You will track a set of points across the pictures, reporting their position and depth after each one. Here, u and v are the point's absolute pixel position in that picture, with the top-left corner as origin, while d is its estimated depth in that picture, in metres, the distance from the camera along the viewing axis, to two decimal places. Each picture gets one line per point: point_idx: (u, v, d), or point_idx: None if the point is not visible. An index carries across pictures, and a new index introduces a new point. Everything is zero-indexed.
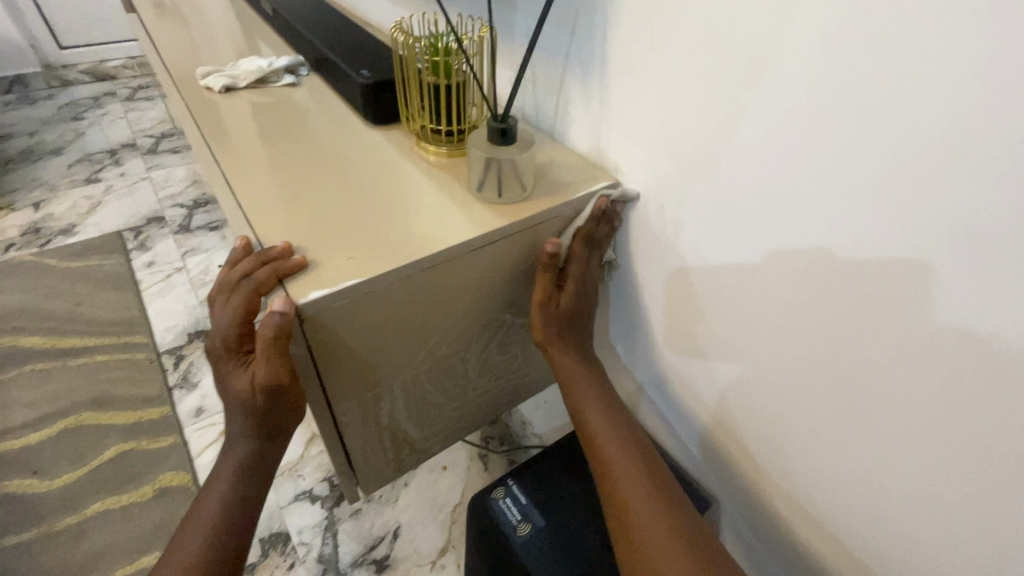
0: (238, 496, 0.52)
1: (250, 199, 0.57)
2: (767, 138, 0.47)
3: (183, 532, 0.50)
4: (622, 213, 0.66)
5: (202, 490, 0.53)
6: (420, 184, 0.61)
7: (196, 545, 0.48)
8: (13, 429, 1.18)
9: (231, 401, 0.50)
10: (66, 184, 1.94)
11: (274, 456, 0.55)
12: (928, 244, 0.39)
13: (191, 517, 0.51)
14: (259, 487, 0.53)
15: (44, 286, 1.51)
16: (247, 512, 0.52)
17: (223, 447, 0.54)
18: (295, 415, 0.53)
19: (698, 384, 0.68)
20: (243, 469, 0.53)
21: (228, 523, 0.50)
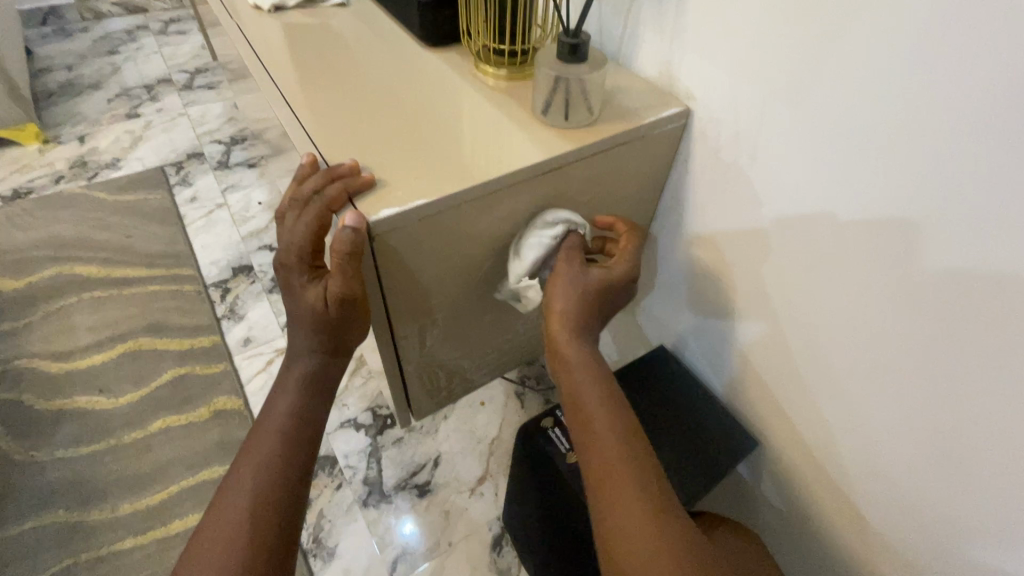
0: (307, 405, 0.54)
1: (313, 120, 0.57)
2: (806, 95, 0.49)
3: (254, 436, 0.52)
4: (685, 144, 0.64)
5: (268, 398, 0.54)
6: (480, 109, 0.59)
7: (270, 447, 0.50)
8: (76, 350, 1.24)
9: (299, 316, 0.51)
10: (108, 119, 1.96)
11: (336, 372, 0.57)
12: (927, 207, 0.43)
13: (260, 423, 0.53)
14: (323, 398, 0.56)
15: (95, 218, 1.56)
16: (314, 421, 0.54)
17: (287, 360, 0.56)
18: (358, 333, 0.54)
19: (753, 325, 0.67)
20: (309, 381, 0.54)
21: (298, 431, 0.52)
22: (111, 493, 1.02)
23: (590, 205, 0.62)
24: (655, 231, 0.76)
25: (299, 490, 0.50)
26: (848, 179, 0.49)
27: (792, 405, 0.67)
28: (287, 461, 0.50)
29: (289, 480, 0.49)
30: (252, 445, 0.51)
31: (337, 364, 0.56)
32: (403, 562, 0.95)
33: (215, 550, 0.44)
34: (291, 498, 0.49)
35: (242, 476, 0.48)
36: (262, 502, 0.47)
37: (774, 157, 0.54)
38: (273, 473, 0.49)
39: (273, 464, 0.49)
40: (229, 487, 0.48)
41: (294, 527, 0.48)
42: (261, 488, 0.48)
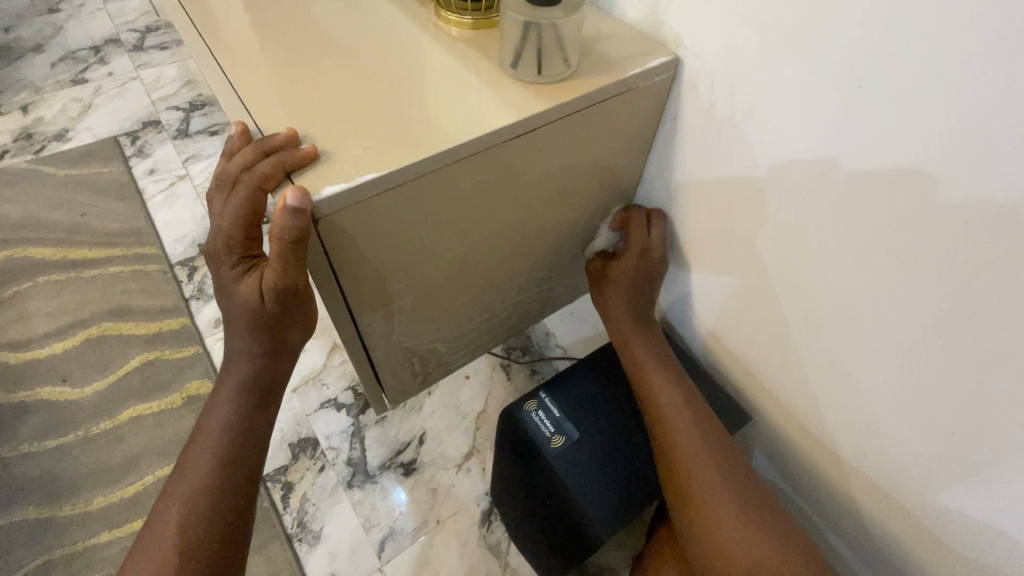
0: (242, 419, 0.48)
1: (247, 80, 0.49)
2: (812, 31, 0.42)
3: (188, 453, 0.48)
4: (674, 98, 0.57)
5: (205, 409, 0.49)
6: (441, 63, 0.52)
7: (201, 469, 0.46)
8: (35, 339, 1.18)
9: (234, 312, 0.45)
10: (53, 85, 1.81)
11: (281, 373, 0.51)
12: (954, 155, 0.38)
13: (194, 440, 0.48)
14: (263, 407, 0.50)
15: (46, 195, 1.45)
16: (253, 436, 0.49)
17: (222, 365, 0.50)
18: (303, 326, 0.48)
19: (746, 294, 0.63)
20: (243, 391, 0.48)
21: (231, 449, 0.47)
22: (83, 487, 0.98)
23: (568, 170, 0.56)
24: (642, 193, 0.70)
25: (230, 518, 0.46)
26: (857, 134, 0.43)
27: (787, 377, 0.63)
28: (220, 484, 0.46)
29: (222, 506, 0.46)
30: (184, 467, 0.47)
31: (278, 369, 0.50)
32: (391, 542, 0.93)
33: None
34: (224, 525, 0.45)
35: (169, 506, 0.45)
36: (191, 532, 0.44)
37: (774, 110, 0.48)
38: (199, 504, 0.45)
39: (204, 489, 0.46)
40: (161, 514, 0.45)
41: (231, 554, 0.45)
42: (189, 518, 0.44)
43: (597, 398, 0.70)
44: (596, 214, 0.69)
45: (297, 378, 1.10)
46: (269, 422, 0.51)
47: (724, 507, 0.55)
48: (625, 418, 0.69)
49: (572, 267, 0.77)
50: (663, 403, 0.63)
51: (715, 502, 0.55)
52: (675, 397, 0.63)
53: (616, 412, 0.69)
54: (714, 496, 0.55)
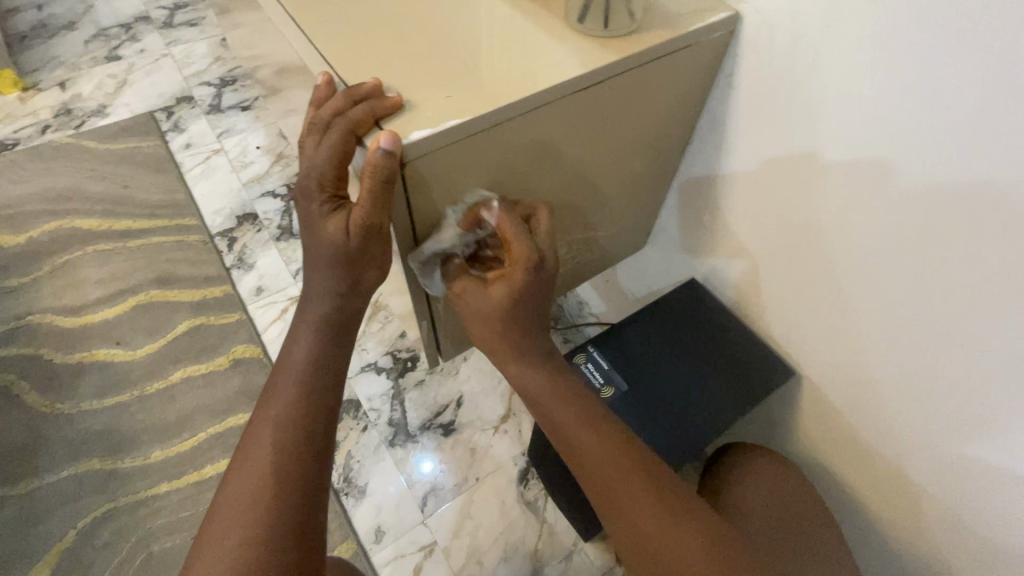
0: (322, 354, 0.50)
1: (321, 34, 0.51)
2: None
3: (271, 386, 0.49)
4: (730, 54, 0.58)
5: (284, 345, 0.51)
6: (504, 19, 0.53)
7: (290, 397, 0.48)
8: (87, 304, 1.23)
9: (317, 250, 0.46)
10: (87, 62, 1.84)
11: (356, 314, 0.52)
12: (1018, 100, 0.39)
13: (276, 372, 0.50)
14: (340, 344, 0.51)
15: (89, 168, 1.50)
16: (333, 370, 0.51)
17: (299, 302, 0.51)
18: (379, 270, 0.50)
19: (791, 251, 0.64)
20: (323, 327, 0.50)
21: (314, 381, 0.49)
22: (141, 441, 1.04)
23: (623, 127, 0.58)
24: (688, 155, 0.72)
25: (320, 445, 0.47)
26: (922, 84, 0.44)
27: (829, 334, 0.65)
28: (310, 409, 0.48)
29: (313, 430, 0.47)
30: (270, 398, 0.48)
31: (354, 307, 0.51)
32: (433, 497, 0.97)
33: (236, 508, 0.43)
34: (315, 450, 0.47)
35: (260, 433, 0.46)
36: (288, 454, 0.45)
37: (836, 62, 0.49)
38: (292, 429, 0.46)
39: (296, 415, 0.47)
40: (252, 441, 0.46)
41: (323, 478, 0.46)
42: (283, 441, 0.46)
43: (642, 353, 0.73)
44: (642, 176, 0.70)
45: None
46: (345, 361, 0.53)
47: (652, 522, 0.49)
48: (669, 374, 0.71)
49: (615, 230, 0.79)
50: (557, 418, 0.55)
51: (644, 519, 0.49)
52: (568, 413, 0.55)
53: (662, 365, 0.72)
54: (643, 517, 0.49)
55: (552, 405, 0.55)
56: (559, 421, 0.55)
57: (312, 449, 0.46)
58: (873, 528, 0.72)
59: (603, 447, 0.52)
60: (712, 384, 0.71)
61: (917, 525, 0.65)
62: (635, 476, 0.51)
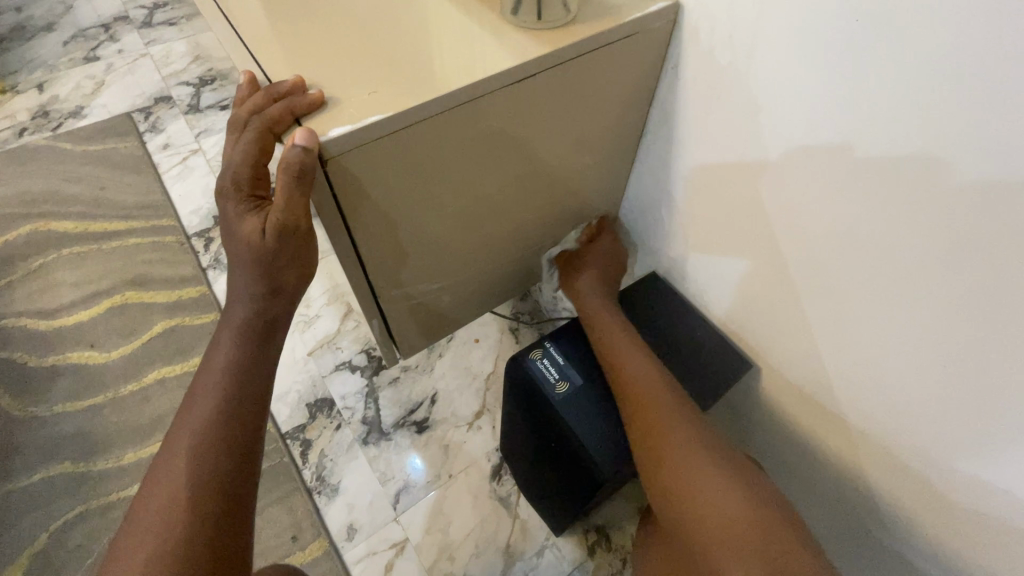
0: (245, 358, 0.50)
1: (255, 32, 0.50)
2: None
3: (194, 391, 0.49)
4: (674, 44, 0.57)
5: (207, 350, 0.51)
6: (441, 13, 0.52)
7: (208, 402, 0.48)
8: (63, 307, 1.22)
9: (235, 249, 0.47)
10: (66, 63, 1.83)
11: (281, 319, 0.52)
12: (942, 88, 0.38)
13: (198, 379, 0.50)
14: (264, 348, 0.51)
15: (65, 171, 1.49)
16: (257, 373, 0.51)
17: (223, 310, 0.52)
18: (300, 270, 0.51)
19: (745, 244, 0.64)
20: (245, 331, 0.50)
21: (236, 385, 0.49)
22: (115, 443, 1.04)
23: (568, 120, 0.57)
24: (645, 148, 0.71)
25: (242, 448, 0.47)
26: (857, 71, 0.43)
27: (784, 326, 0.64)
28: (228, 413, 0.48)
29: (229, 434, 0.47)
30: (192, 404, 0.48)
31: (277, 310, 0.51)
32: (406, 495, 0.97)
33: (154, 514, 0.43)
34: (237, 454, 0.47)
35: (181, 439, 0.46)
36: (203, 459, 0.45)
37: (775, 50, 0.48)
38: (212, 433, 0.46)
39: (214, 419, 0.47)
40: (169, 449, 0.46)
41: (244, 484, 0.47)
42: (198, 446, 0.46)
43: None
44: (598, 169, 0.70)
45: (313, 342, 1.13)
46: (272, 363, 0.53)
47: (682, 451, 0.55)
48: None
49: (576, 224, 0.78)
50: (626, 363, 0.64)
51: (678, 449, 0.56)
52: (639, 358, 0.64)
53: None
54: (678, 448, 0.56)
55: (620, 344, 0.66)
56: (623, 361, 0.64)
57: (228, 453, 0.46)
58: (835, 519, 0.72)
59: (664, 395, 0.60)
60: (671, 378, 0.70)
61: (877, 515, 0.65)
62: (686, 419, 0.58)
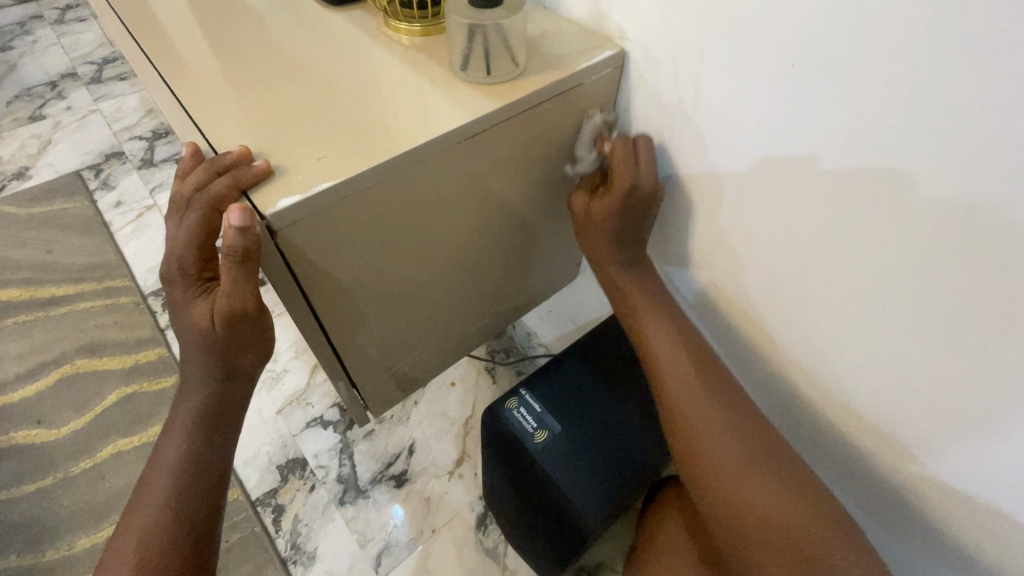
0: (198, 449, 0.46)
1: (200, 101, 0.49)
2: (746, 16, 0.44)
3: (145, 483, 0.46)
4: (622, 90, 0.59)
5: (160, 438, 0.48)
6: (389, 72, 0.52)
7: (156, 504, 0.44)
8: (7, 382, 1.15)
9: (185, 332, 0.44)
10: (9, 124, 1.77)
11: (238, 401, 0.49)
12: (880, 138, 0.40)
13: (149, 472, 0.46)
14: (219, 435, 0.48)
15: (9, 236, 1.42)
16: (212, 463, 0.47)
17: (176, 396, 0.48)
18: (257, 351, 0.48)
19: (713, 277, 0.64)
20: (198, 420, 0.47)
21: (187, 479, 0.45)
22: (67, 528, 0.96)
23: (524, 170, 0.57)
24: None
25: (191, 550, 0.44)
26: (795, 114, 0.45)
27: (756, 353, 0.65)
28: (178, 517, 0.45)
29: (175, 545, 0.44)
30: (141, 499, 0.45)
31: (236, 392, 0.48)
32: (388, 555, 0.93)
33: None
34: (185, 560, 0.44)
35: (127, 541, 0.43)
36: (147, 574, 0.42)
37: (718, 96, 0.50)
38: (159, 537, 0.43)
39: (160, 527, 0.44)
40: (114, 553, 0.43)
41: None
42: (143, 559, 0.42)
43: (577, 392, 0.71)
44: (562, 211, 0.70)
45: (281, 400, 1.09)
46: (231, 448, 0.50)
47: (719, 446, 0.52)
48: (605, 408, 0.70)
49: (545, 265, 0.78)
50: (656, 342, 0.58)
51: (718, 450, 0.52)
52: (669, 337, 0.59)
53: (602, 403, 0.71)
54: (721, 451, 0.52)
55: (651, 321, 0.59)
56: (650, 330, 0.59)
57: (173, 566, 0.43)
58: None
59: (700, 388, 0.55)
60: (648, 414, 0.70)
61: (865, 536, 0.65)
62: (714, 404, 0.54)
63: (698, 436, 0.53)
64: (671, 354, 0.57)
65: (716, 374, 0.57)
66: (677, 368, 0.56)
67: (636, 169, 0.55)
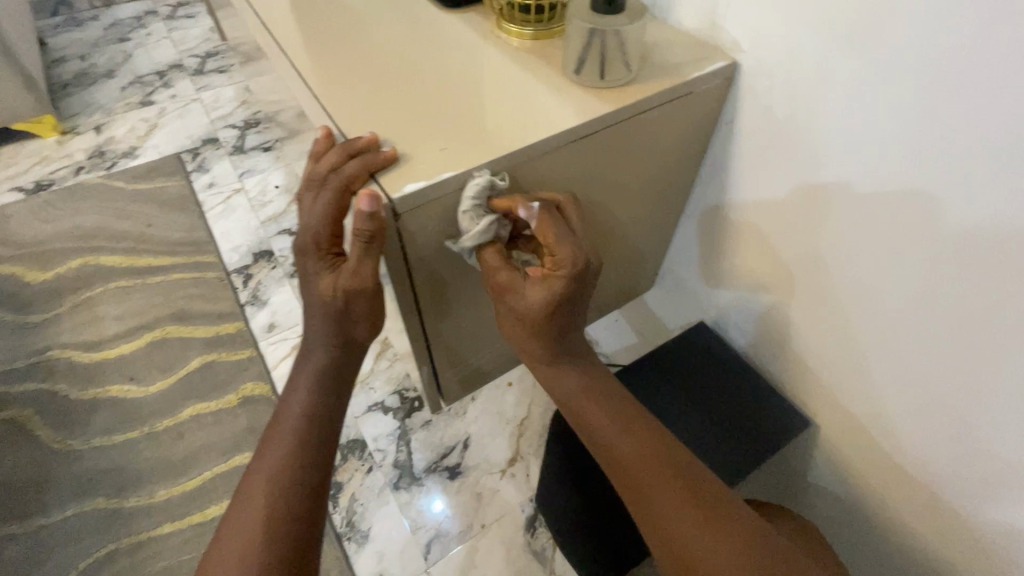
0: (320, 401, 0.52)
1: (328, 89, 0.53)
2: (874, 36, 0.43)
3: (271, 430, 0.51)
4: (727, 102, 0.59)
5: (283, 394, 0.53)
6: (502, 72, 0.54)
7: (283, 457, 0.48)
8: (105, 339, 1.25)
9: (313, 304, 0.49)
10: (122, 107, 1.94)
11: (350, 365, 0.55)
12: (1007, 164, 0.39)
13: (275, 420, 0.51)
14: (336, 392, 0.53)
15: (116, 208, 1.56)
16: (330, 416, 0.52)
17: (299, 357, 0.54)
18: (370, 325, 0.52)
19: (803, 299, 0.63)
20: (321, 376, 0.52)
21: (312, 425, 0.51)
22: (148, 479, 1.04)
23: (623, 178, 0.58)
24: (692, 200, 0.71)
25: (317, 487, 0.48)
26: (917, 137, 0.43)
27: (845, 382, 0.62)
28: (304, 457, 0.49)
29: (298, 494, 0.47)
30: (270, 442, 0.50)
31: (351, 355, 0.54)
32: (437, 544, 0.94)
33: (235, 544, 0.43)
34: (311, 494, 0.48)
35: (260, 474, 0.47)
36: (282, 498, 0.46)
37: (831, 114, 0.49)
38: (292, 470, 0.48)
39: (290, 462, 0.48)
40: (248, 485, 0.47)
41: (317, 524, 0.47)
42: (272, 506, 0.45)
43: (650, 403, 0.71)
44: (648, 220, 0.70)
45: None
46: (341, 408, 0.55)
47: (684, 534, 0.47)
48: (678, 423, 0.69)
49: (623, 274, 0.78)
50: (605, 437, 0.53)
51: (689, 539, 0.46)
52: (612, 423, 0.53)
53: (674, 416, 0.70)
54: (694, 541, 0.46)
55: (591, 412, 0.55)
56: (592, 420, 0.54)
57: (299, 509, 0.46)
58: None
59: (631, 445, 0.52)
60: (720, 432, 0.68)
61: None
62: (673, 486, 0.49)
63: (669, 529, 0.47)
64: (619, 437, 0.52)
65: (646, 419, 0.54)
66: (626, 454, 0.51)
67: (577, 245, 0.46)
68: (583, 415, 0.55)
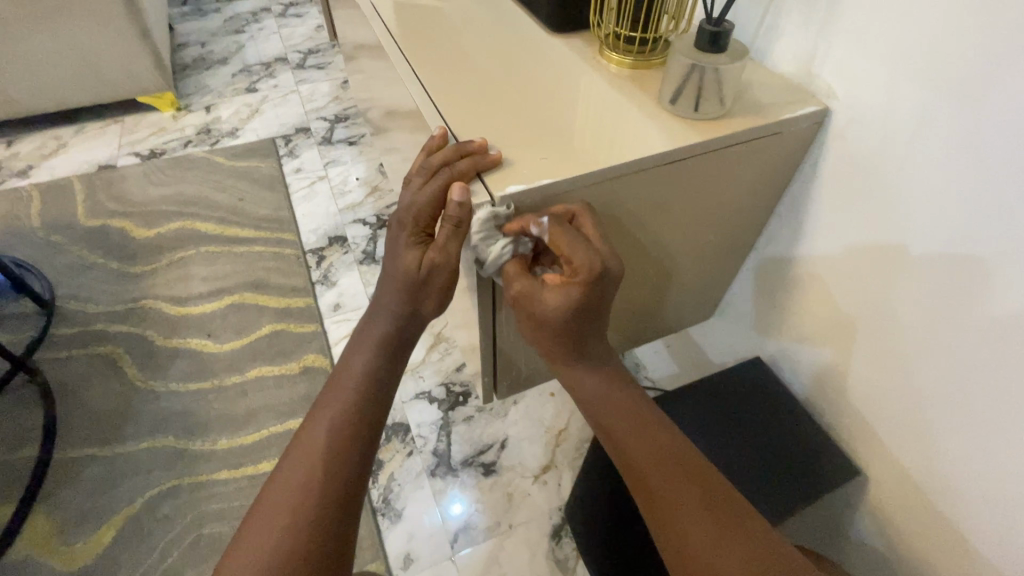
0: (378, 367, 0.57)
1: (443, 95, 0.59)
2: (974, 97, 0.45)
3: (333, 385, 0.56)
4: (813, 146, 0.61)
5: (346, 353, 0.58)
6: (601, 94, 0.59)
7: (348, 403, 0.55)
8: (191, 297, 1.38)
9: (396, 273, 0.53)
10: (231, 91, 2.13)
11: (410, 337, 0.59)
12: None
13: (337, 377, 0.57)
14: (393, 360, 0.58)
15: (214, 181, 1.71)
16: (384, 381, 0.57)
17: (364, 321, 0.59)
18: (438, 303, 0.55)
19: (869, 347, 0.63)
20: (382, 344, 0.57)
21: (370, 388, 0.56)
22: (212, 428, 1.13)
23: (701, 206, 0.61)
24: (765, 236, 0.73)
25: (366, 447, 0.54)
26: (1004, 212, 0.45)
27: (901, 436, 0.62)
28: (358, 417, 0.54)
29: (357, 437, 0.53)
30: (330, 397, 0.55)
31: (412, 327, 0.58)
32: (464, 535, 0.98)
33: (292, 485, 0.49)
34: (361, 451, 0.53)
35: (318, 426, 0.53)
36: (335, 452, 0.52)
37: (922, 167, 0.51)
38: (347, 427, 0.53)
39: (345, 419, 0.54)
40: (306, 434, 0.53)
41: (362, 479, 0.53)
42: (326, 458, 0.51)
43: (697, 427, 0.72)
44: (717, 250, 0.72)
45: None
46: (396, 376, 0.59)
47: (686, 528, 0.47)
48: (723, 451, 0.70)
49: (684, 300, 0.80)
50: (619, 436, 0.54)
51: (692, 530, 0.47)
52: (628, 426, 0.54)
53: (721, 444, 0.71)
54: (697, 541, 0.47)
55: (610, 415, 0.56)
56: (611, 422, 0.55)
57: (348, 466, 0.52)
58: None
59: (646, 446, 0.53)
60: (765, 467, 0.69)
61: None
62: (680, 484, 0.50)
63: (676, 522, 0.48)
64: (629, 432, 0.54)
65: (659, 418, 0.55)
66: (637, 448, 0.53)
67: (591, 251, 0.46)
68: (601, 417, 0.56)
